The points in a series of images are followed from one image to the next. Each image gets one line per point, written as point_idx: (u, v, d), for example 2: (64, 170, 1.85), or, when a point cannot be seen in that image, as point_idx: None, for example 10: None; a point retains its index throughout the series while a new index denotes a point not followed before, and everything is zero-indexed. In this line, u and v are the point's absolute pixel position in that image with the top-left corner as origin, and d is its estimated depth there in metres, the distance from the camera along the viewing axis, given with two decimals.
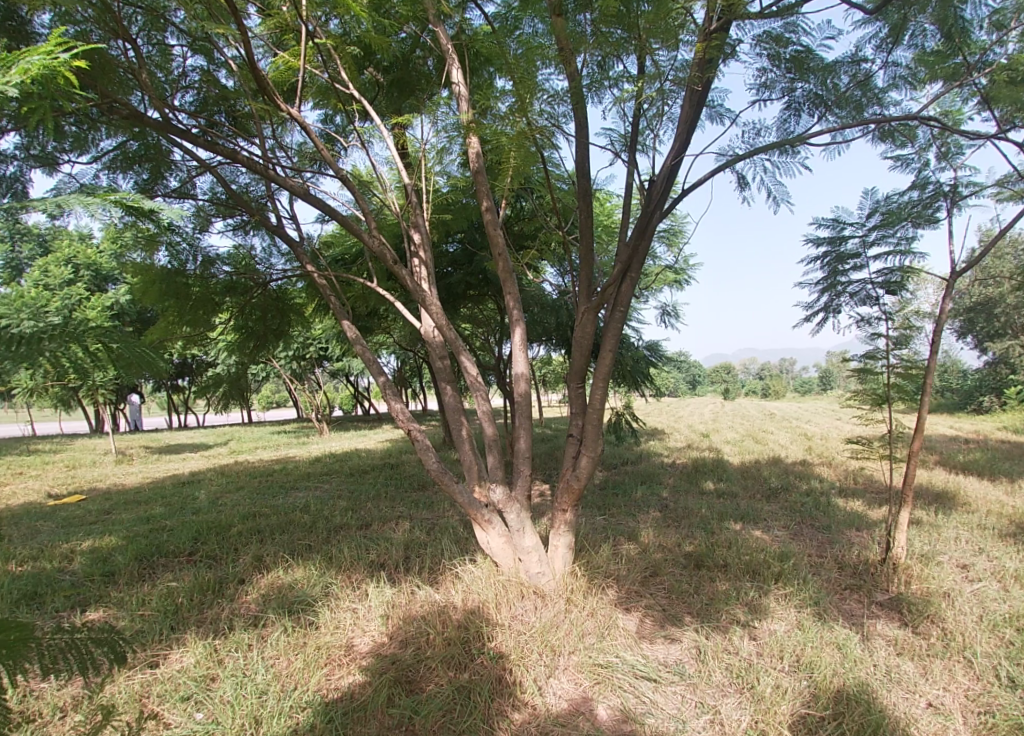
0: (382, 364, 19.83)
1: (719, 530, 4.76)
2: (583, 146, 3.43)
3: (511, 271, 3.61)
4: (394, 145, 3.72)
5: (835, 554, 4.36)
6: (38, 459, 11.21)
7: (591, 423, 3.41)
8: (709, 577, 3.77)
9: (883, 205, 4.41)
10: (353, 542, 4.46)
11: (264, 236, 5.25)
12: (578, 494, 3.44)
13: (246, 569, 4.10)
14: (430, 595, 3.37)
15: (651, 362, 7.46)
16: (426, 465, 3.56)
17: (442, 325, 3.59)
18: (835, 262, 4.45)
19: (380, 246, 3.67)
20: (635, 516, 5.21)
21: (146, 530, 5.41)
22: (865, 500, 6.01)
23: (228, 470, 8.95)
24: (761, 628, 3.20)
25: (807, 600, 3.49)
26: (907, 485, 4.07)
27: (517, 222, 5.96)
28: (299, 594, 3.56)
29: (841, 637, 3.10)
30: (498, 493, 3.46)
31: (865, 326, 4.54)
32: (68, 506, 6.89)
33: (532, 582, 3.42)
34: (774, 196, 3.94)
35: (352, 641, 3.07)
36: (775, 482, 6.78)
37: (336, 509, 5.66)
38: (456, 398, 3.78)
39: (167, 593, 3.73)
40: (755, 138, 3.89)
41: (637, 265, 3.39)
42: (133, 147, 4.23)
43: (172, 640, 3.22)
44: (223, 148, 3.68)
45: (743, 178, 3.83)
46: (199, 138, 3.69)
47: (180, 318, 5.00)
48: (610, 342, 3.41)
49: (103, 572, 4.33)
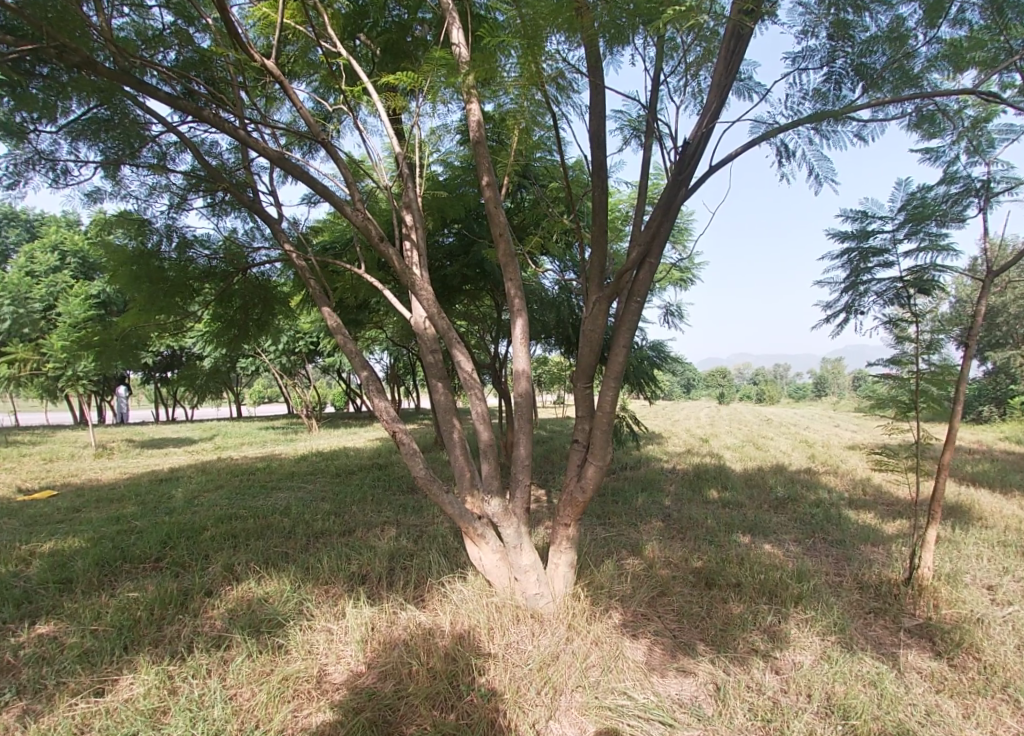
0: (375, 360, 19.43)
1: (727, 544, 4.42)
2: (599, 116, 3.08)
3: (512, 256, 3.26)
4: (386, 113, 3.27)
5: (854, 572, 4.03)
6: (16, 450, 10.76)
7: (600, 428, 3.04)
8: (721, 599, 3.42)
9: (914, 199, 4.08)
10: (332, 551, 4.11)
11: (247, 217, 4.87)
12: (583, 508, 3.11)
13: (215, 580, 3.74)
14: (415, 617, 3.03)
15: (655, 362, 7.12)
16: (412, 471, 3.20)
17: (434, 313, 3.23)
18: (858, 260, 4.14)
19: (365, 222, 3.31)
20: (637, 526, 4.87)
21: (114, 531, 5.04)
22: (877, 513, 5.69)
23: (210, 467, 8.55)
24: (784, 659, 2.88)
25: (831, 627, 3.17)
26: (936, 500, 3.74)
27: (517, 214, 5.60)
28: (270, 611, 3.23)
29: (874, 671, 2.79)
30: (494, 505, 3.10)
31: (890, 329, 4.23)
32: (37, 503, 6.49)
33: (529, 604, 3.07)
34: (815, 174, 3.48)
35: (324, 671, 2.73)
36: (781, 492, 6.45)
37: (317, 513, 5.30)
38: (448, 396, 3.44)
39: (126, 606, 3.38)
40: (798, 105, 3.45)
41: (656, 251, 3.05)
42: (104, 115, 3.83)
43: (123, 663, 2.88)
44: (190, 106, 3.24)
45: (780, 156, 3.48)
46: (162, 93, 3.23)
47: (152, 306, 4.62)
48: (624, 336, 3.08)
49: (59, 580, 3.96)
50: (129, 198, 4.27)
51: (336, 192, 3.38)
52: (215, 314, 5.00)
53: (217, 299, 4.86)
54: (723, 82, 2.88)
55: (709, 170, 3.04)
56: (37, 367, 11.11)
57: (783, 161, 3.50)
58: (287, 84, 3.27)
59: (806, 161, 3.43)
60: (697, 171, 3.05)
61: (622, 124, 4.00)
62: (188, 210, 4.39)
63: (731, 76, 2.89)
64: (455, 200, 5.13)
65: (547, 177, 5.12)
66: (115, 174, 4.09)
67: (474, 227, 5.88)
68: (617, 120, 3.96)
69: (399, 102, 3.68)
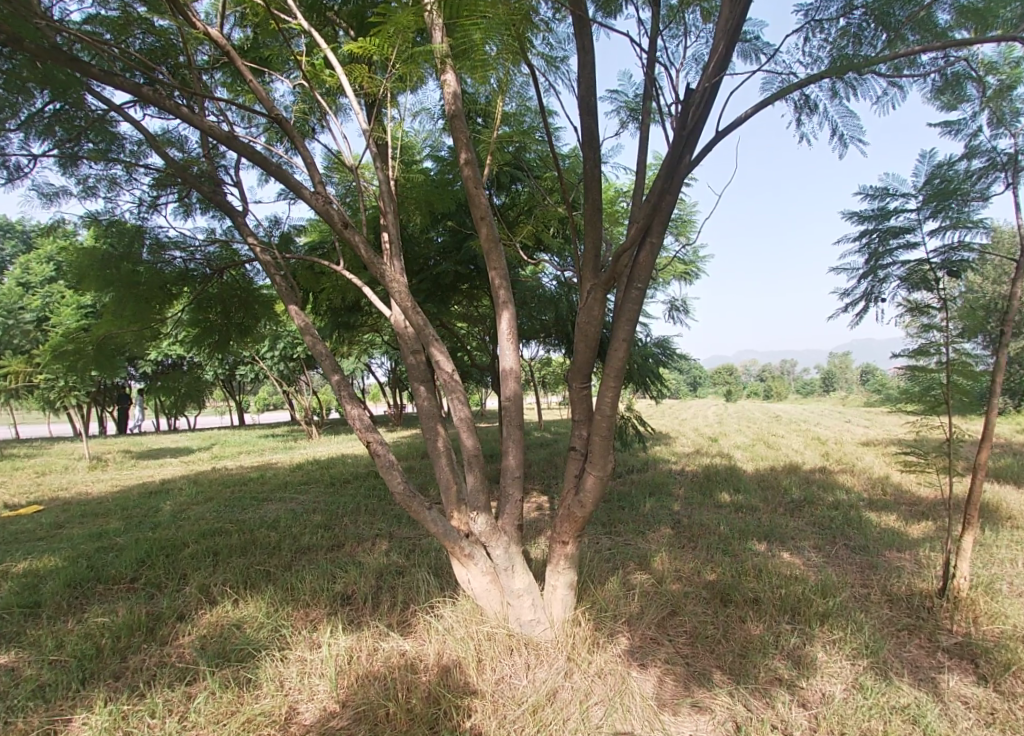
0: (377, 364, 19.22)
1: (743, 554, 4.09)
2: (587, 79, 2.77)
3: (496, 241, 2.94)
4: (348, 86, 2.98)
5: (881, 583, 3.69)
6: (8, 463, 10.46)
7: (599, 433, 2.74)
8: (739, 618, 3.10)
9: (937, 174, 3.74)
10: (318, 568, 3.83)
11: (220, 215, 4.60)
12: (582, 523, 2.80)
13: (189, 603, 3.46)
14: (397, 646, 2.75)
15: (661, 360, 6.81)
16: (390, 486, 2.89)
17: (408, 308, 2.93)
18: (878, 242, 3.82)
19: (327, 209, 3.03)
20: (645, 535, 4.55)
21: (92, 547, 4.78)
22: (900, 514, 5.35)
23: (203, 477, 8.29)
24: (811, 690, 2.57)
25: (862, 650, 2.85)
26: (972, 504, 3.38)
27: (512, 208, 5.30)
28: (243, 638, 2.96)
29: (914, 704, 2.48)
30: (482, 523, 2.80)
31: (912, 317, 3.92)
32: (19, 519, 6.22)
33: (524, 632, 2.77)
34: (837, 141, 3.11)
35: (294, 711, 2.46)
36: (796, 493, 6.10)
37: (307, 526, 5.02)
38: (432, 400, 3.14)
39: (91, 633, 3.10)
40: (813, 66, 3.11)
41: (659, 230, 2.71)
42: (60, 107, 3.57)
43: (77, 700, 2.60)
44: (131, 84, 2.94)
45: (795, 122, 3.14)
46: (105, 73, 2.93)
47: (124, 312, 4.34)
48: (624, 329, 2.76)
49: (25, 603, 3.67)
50: (91, 196, 4.02)
51: (297, 179, 3.09)
52: (194, 320, 4.73)
53: (194, 305, 4.59)
54: (728, 32, 2.56)
55: (715, 138, 2.72)
56: (30, 378, 10.82)
57: (801, 123, 3.15)
58: (241, 62, 2.98)
59: (828, 120, 3.07)
60: (700, 140, 2.74)
61: (618, 106, 3.73)
62: (154, 206, 4.15)
63: (739, 25, 2.56)
64: (445, 193, 4.85)
65: (543, 166, 4.82)
66: (73, 169, 3.83)
67: (466, 223, 5.60)
68: (613, 101, 3.68)
69: (363, 75, 3.10)
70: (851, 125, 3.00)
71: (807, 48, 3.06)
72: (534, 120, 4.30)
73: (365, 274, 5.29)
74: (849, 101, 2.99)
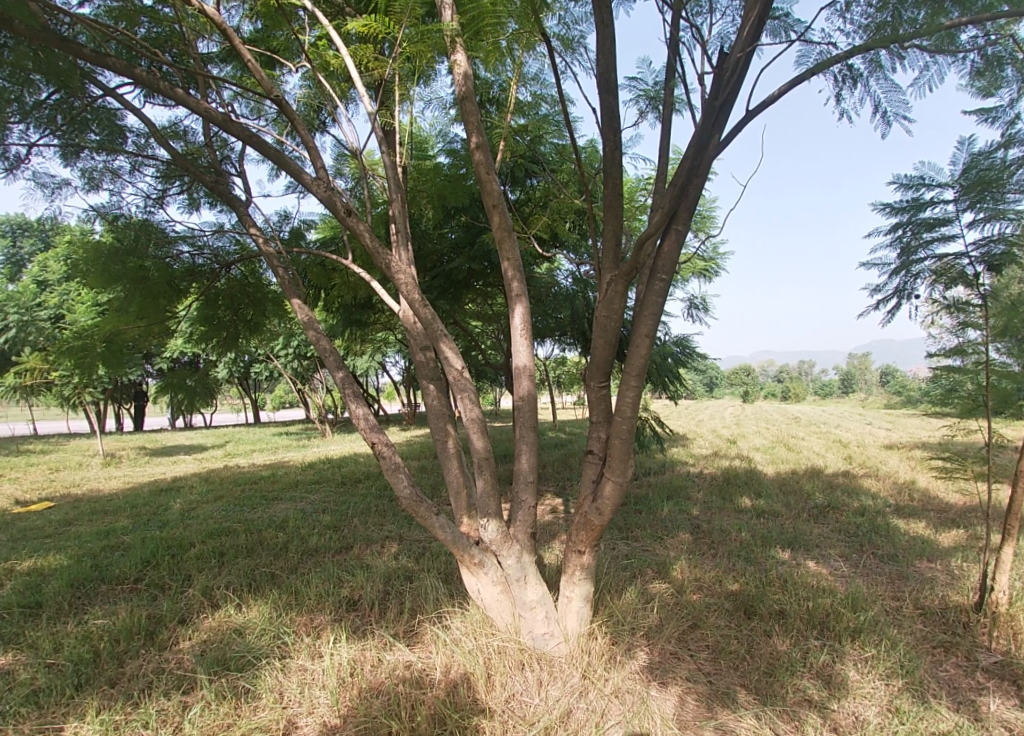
0: (389, 362, 19.22)
1: (765, 562, 3.91)
2: (608, 56, 2.62)
3: (509, 230, 2.80)
4: (354, 66, 2.84)
5: (913, 595, 3.49)
6: (25, 459, 10.58)
7: (619, 435, 2.58)
8: (763, 633, 2.94)
9: (973, 164, 3.53)
10: (324, 570, 3.73)
11: (225, 208, 4.53)
12: (600, 531, 2.65)
13: (191, 607, 3.37)
14: (403, 658, 2.63)
15: (679, 359, 6.62)
16: (396, 490, 2.76)
17: (416, 301, 2.79)
18: (912, 235, 3.62)
19: (330, 197, 2.91)
20: (663, 542, 4.39)
21: (99, 547, 4.72)
22: (930, 522, 5.11)
23: (214, 476, 8.25)
24: (842, 712, 2.41)
25: (897, 669, 2.66)
26: (1014, 512, 3.14)
27: (527, 203, 5.17)
28: (243, 644, 2.86)
29: (955, 730, 2.31)
30: (493, 531, 2.66)
31: (948, 315, 3.72)
32: (30, 517, 6.19)
33: (536, 646, 2.63)
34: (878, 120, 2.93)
35: (292, 725, 2.35)
36: (820, 499, 5.87)
37: (315, 527, 4.93)
38: (442, 400, 3.01)
39: (89, 636, 3.02)
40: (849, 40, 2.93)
41: (684, 218, 2.56)
42: (63, 98, 3.51)
43: (71, 708, 2.51)
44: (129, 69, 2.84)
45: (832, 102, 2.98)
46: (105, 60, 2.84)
47: (130, 308, 4.27)
48: (646, 324, 2.60)
49: (26, 603, 3.60)
50: (95, 188, 3.97)
51: (299, 166, 2.98)
52: (201, 317, 4.63)
53: (202, 301, 4.49)
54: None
55: (744, 118, 2.57)
56: (45, 376, 10.85)
57: (841, 99, 2.97)
58: (242, 45, 2.83)
59: (871, 95, 2.89)
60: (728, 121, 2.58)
61: (637, 94, 3.57)
62: (159, 198, 4.10)
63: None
64: (458, 188, 4.73)
65: (559, 159, 4.67)
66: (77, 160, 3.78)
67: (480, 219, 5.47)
68: (631, 88, 3.52)
69: (367, 55, 3.00)
70: (896, 101, 2.83)
71: (848, 17, 2.89)
72: (550, 111, 4.14)
73: (375, 270, 5.19)
74: (892, 75, 2.81)
